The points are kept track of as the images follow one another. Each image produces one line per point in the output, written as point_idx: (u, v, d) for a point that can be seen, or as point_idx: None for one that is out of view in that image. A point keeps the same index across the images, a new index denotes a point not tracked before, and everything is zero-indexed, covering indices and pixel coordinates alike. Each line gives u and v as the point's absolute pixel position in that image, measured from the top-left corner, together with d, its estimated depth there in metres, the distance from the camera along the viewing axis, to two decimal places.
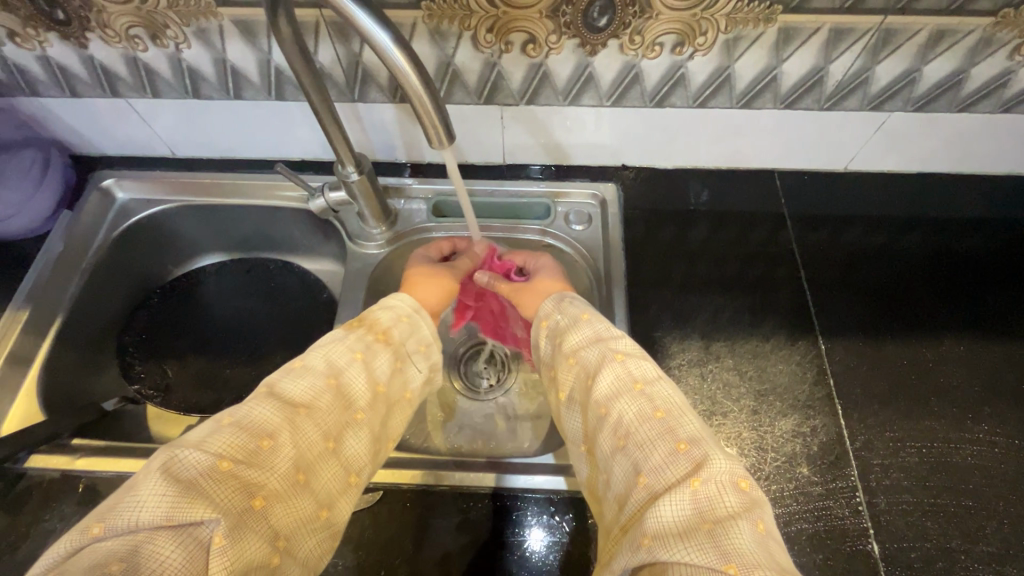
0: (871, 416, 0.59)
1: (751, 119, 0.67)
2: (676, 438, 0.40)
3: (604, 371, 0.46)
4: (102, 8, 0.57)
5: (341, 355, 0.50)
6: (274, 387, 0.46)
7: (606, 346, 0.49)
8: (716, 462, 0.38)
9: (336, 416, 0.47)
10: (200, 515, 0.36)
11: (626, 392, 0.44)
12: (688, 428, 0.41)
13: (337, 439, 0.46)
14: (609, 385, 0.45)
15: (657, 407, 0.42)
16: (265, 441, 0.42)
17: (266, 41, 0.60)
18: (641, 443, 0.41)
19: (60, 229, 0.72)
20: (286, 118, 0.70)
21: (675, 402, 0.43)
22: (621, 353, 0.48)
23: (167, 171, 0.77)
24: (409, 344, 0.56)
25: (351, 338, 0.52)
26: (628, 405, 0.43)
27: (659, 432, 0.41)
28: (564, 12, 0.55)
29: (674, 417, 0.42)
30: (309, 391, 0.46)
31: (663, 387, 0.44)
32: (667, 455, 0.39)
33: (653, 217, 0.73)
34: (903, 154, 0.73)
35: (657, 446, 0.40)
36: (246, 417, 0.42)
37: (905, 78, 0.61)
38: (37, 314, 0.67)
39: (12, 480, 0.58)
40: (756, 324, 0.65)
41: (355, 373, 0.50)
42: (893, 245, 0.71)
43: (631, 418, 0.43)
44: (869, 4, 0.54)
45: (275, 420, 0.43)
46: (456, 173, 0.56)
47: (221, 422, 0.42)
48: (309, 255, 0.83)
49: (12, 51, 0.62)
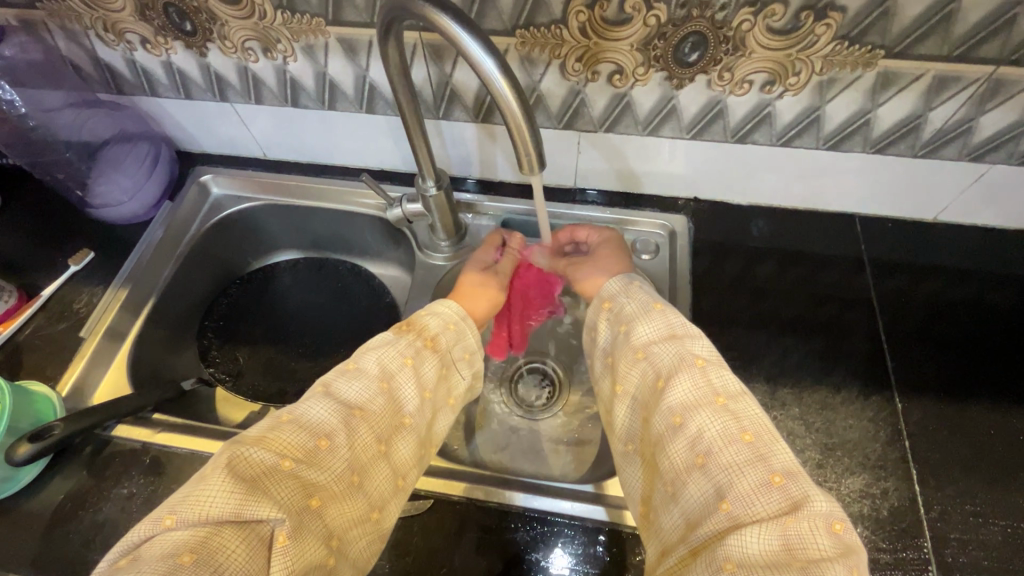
0: (950, 485, 0.55)
1: (837, 161, 0.65)
2: (770, 469, 0.39)
3: (680, 377, 0.45)
4: (225, 22, 0.62)
5: (392, 357, 0.51)
6: (329, 387, 0.48)
7: (681, 346, 0.47)
8: (815, 499, 0.37)
9: (388, 417, 0.49)
10: (265, 514, 0.39)
11: (708, 406, 0.43)
12: (783, 458, 0.39)
13: (388, 444, 0.48)
14: (684, 395, 0.44)
15: (744, 429, 0.41)
16: (322, 441, 0.44)
17: (366, 59, 0.63)
18: (724, 467, 0.40)
19: (162, 217, 0.78)
20: (372, 130, 0.74)
21: (762, 424, 0.42)
22: (701, 359, 0.46)
23: (258, 171, 0.83)
24: (455, 352, 0.57)
25: (402, 343, 0.53)
26: (710, 419, 0.42)
27: (749, 458, 0.40)
28: (655, 46, 0.56)
29: (765, 442, 0.40)
30: (364, 394, 0.48)
31: (745, 404, 0.43)
32: (758, 485, 0.38)
33: (723, 251, 0.72)
34: (1001, 208, 0.68)
35: (746, 472, 0.39)
36: (303, 417, 0.45)
37: (1012, 130, 0.57)
38: (133, 294, 0.73)
39: (99, 445, 0.63)
40: (826, 372, 0.63)
41: (405, 380, 0.50)
42: (982, 300, 0.67)
43: (714, 436, 0.41)
44: (980, 53, 0.52)
45: (332, 422, 0.45)
46: (541, 198, 0.55)
47: (279, 418, 0.45)
48: (378, 259, 0.87)
49: (142, 55, 0.69)
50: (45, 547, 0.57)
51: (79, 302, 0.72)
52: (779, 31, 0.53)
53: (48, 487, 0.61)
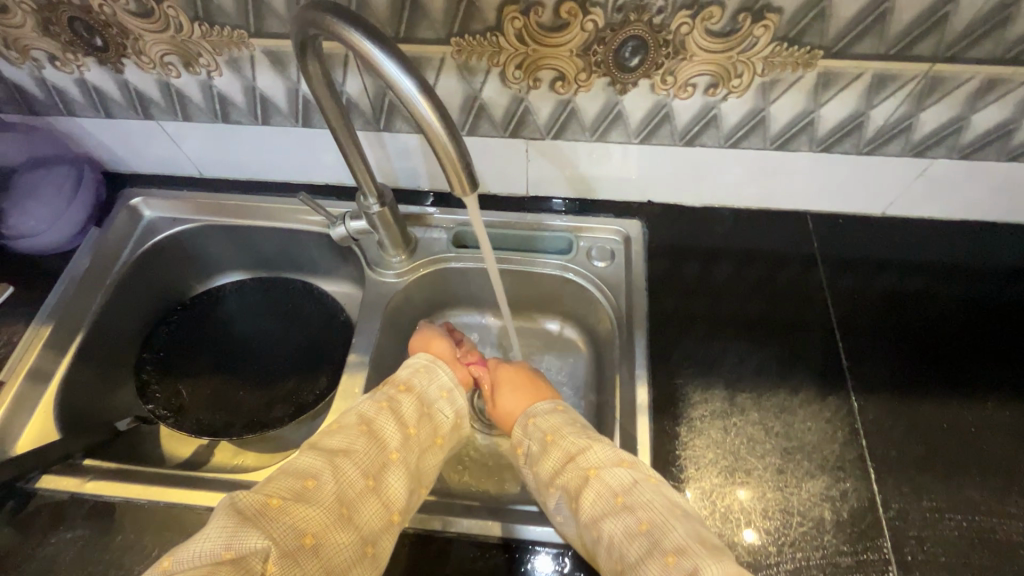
0: (907, 483, 0.56)
1: (785, 161, 0.65)
2: (664, 550, 0.41)
3: (585, 492, 0.48)
4: (139, 36, 0.58)
5: (369, 407, 0.53)
6: (316, 440, 0.50)
7: (576, 463, 0.50)
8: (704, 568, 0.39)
9: (375, 455, 0.49)
10: (255, 543, 0.39)
11: (609, 511, 0.46)
12: (676, 538, 0.42)
13: (377, 478, 0.48)
14: (593, 506, 0.47)
15: (641, 519, 0.44)
16: (309, 482, 0.45)
17: (296, 72, 0.60)
18: (635, 564, 0.42)
19: (89, 245, 0.73)
20: (312, 144, 0.70)
21: (654, 508, 0.44)
22: (593, 468, 0.49)
23: (193, 191, 0.78)
24: (430, 392, 0.57)
25: (373, 395, 0.54)
26: (614, 523, 0.45)
27: (648, 548, 0.42)
28: (595, 51, 0.54)
29: (660, 527, 0.43)
30: (345, 439, 0.49)
31: (642, 493, 0.46)
32: (660, 571, 0.40)
33: (678, 255, 0.71)
34: (944, 200, 0.69)
35: (650, 562, 0.41)
36: (292, 465, 0.46)
37: (952, 125, 0.58)
38: (58, 330, 0.68)
39: (23, 499, 0.58)
40: (784, 374, 0.62)
41: (384, 421, 0.52)
42: (930, 292, 0.68)
43: (620, 536, 0.44)
44: (916, 51, 0.51)
45: (317, 464, 0.46)
46: (478, 219, 0.53)
47: (273, 473, 0.46)
48: (329, 277, 0.84)
49: (52, 74, 0.64)
50: None
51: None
52: (719, 34, 0.52)
53: None
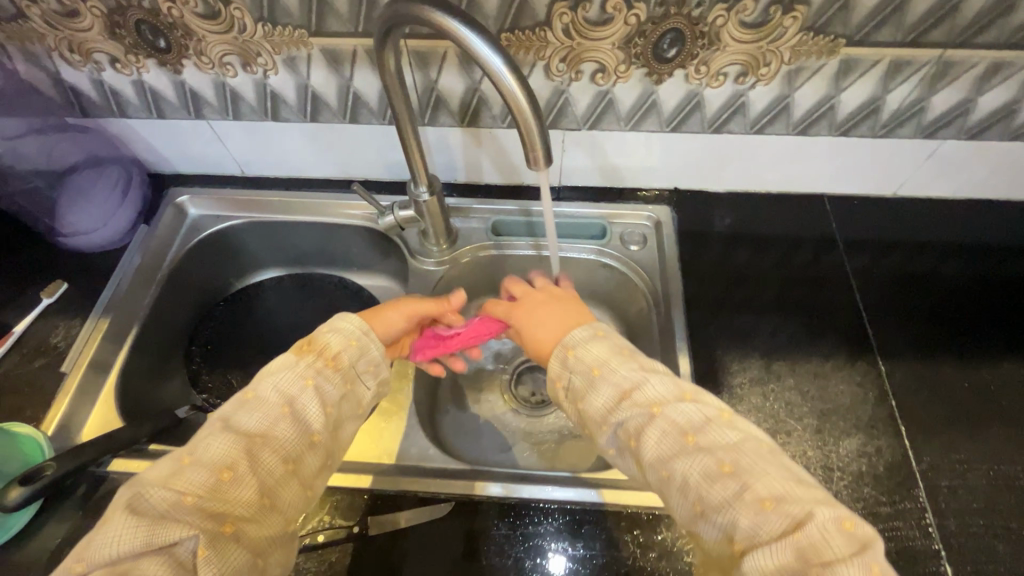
0: (936, 438, 0.60)
1: (807, 146, 0.69)
2: (757, 495, 0.38)
3: (648, 432, 0.43)
4: (202, 37, 0.61)
5: (291, 381, 0.46)
6: (228, 421, 0.44)
7: (633, 400, 0.45)
8: (815, 513, 0.36)
9: (298, 440, 0.45)
10: (177, 534, 0.37)
11: (680, 451, 0.41)
12: (768, 481, 0.38)
13: (298, 460, 0.45)
14: (659, 446, 0.42)
15: (722, 461, 0.40)
16: (225, 473, 0.41)
17: (350, 69, 0.63)
18: (719, 507, 0.39)
19: (138, 243, 0.75)
20: (357, 140, 0.73)
21: (736, 449, 0.41)
22: (656, 405, 0.44)
23: (236, 189, 0.81)
24: (359, 364, 0.51)
25: (301, 364, 0.48)
26: (689, 464, 0.41)
27: (735, 492, 0.39)
28: (635, 43, 0.58)
29: (746, 469, 0.39)
30: (263, 421, 0.44)
31: (715, 432, 0.42)
32: (754, 514, 0.37)
33: (706, 238, 0.75)
34: (951, 181, 0.74)
35: (738, 507, 0.38)
36: (201, 454, 0.41)
37: (961, 107, 0.63)
38: (114, 324, 0.70)
39: (94, 482, 0.59)
40: (814, 344, 0.66)
41: (308, 401, 0.46)
42: (942, 266, 0.73)
43: (697, 478, 0.40)
44: (930, 38, 0.56)
45: (232, 453, 0.42)
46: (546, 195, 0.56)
47: (182, 461, 0.41)
48: (366, 270, 0.86)
49: (110, 76, 0.66)
50: None
51: (57, 336, 0.69)
52: (751, 25, 0.56)
53: (39, 533, 0.57)
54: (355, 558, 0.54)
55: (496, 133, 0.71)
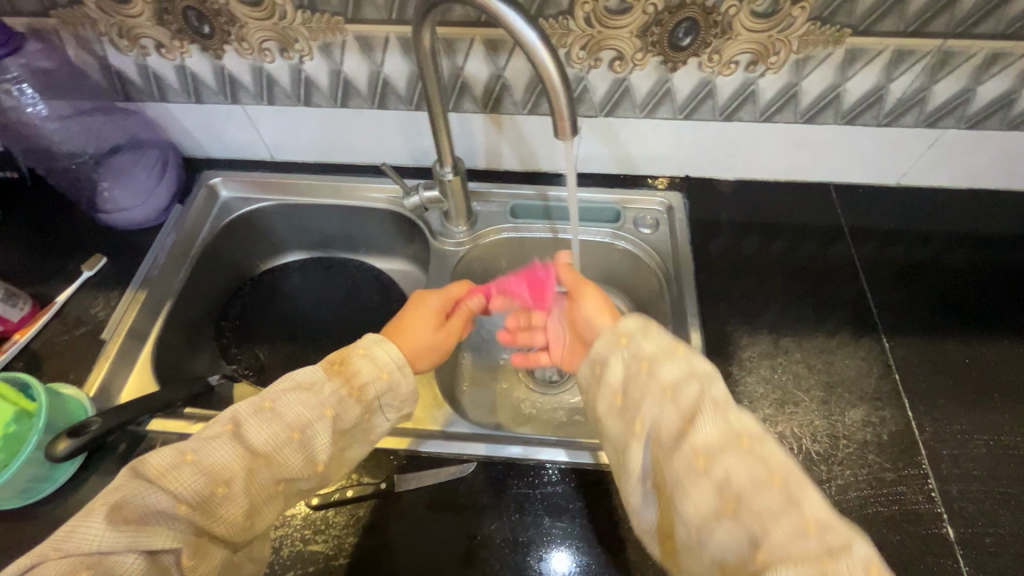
0: (938, 410, 0.62)
1: (813, 134, 0.72)
2: (803, 515, 0.35)
3: (704, 417, 0.40)
4: (245, 23, 0.65)
5: (311, 407, 0.47)
6: (239, 427, 0.45)
7: (704, 382, 0.42)
8: (855, 547, 0.33)
9: (298, 469, 0.47)
10: (163, 544, 0.40)
11: (732, 447, 0.38)
12: (815, 504, 0.35)
13: (289, 483, 0.47)
14: (709, 434, 0.39)
15: (773, 472, 0.37)
16: (219, 488, 0.43)
17: (381, 54, 0.67)
18: (756, 513, 0.36)
19: (172, 221, 0.79)
20: (383, 126, 0.77)
21: (788, 465, 0.37)
22: (722, 400, 0.41)
23: (265, 173, 0.84)
24: (382, 398, 0.52)
25: (325, 391, 0.48)
26: (735, 462, 0.37)
27: (781, 505, 0.35)
28: (652, 32, 0.62)
29: (794, 486, 0.36)
30: (271, 440, 0.46)
31: (770, 445, 0.38)
32: (792, 533, 0.34)
33: (716, 223, 0.78)
34: (953, 169, 0.77)
35: (779, 519, 0.35)
36: (205, 459, 0.43)
37: (960, 96, 0.66)
38: (150, 297, 0.73)
39: (133, 441, 0.62)
40: (820, 322, 0.69)
41: (320, 431, 0.47)
42: (945, 251, 0.75)
43: (740, 479, 0.37)
44: (931, 29, 0.60)
45: (232, 467, 0.44)
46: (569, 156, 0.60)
47: (183, 457, 0.43)
48: (386, 253, 0.89)
49: (155, 61, 0.71)
50: None
51: (97, 306, 0.72)
52: (761, 15, 0.60)
53: (82, 487, 0.59)
54: (382, 514, 0.57)
55: (516, 119, 0.75)
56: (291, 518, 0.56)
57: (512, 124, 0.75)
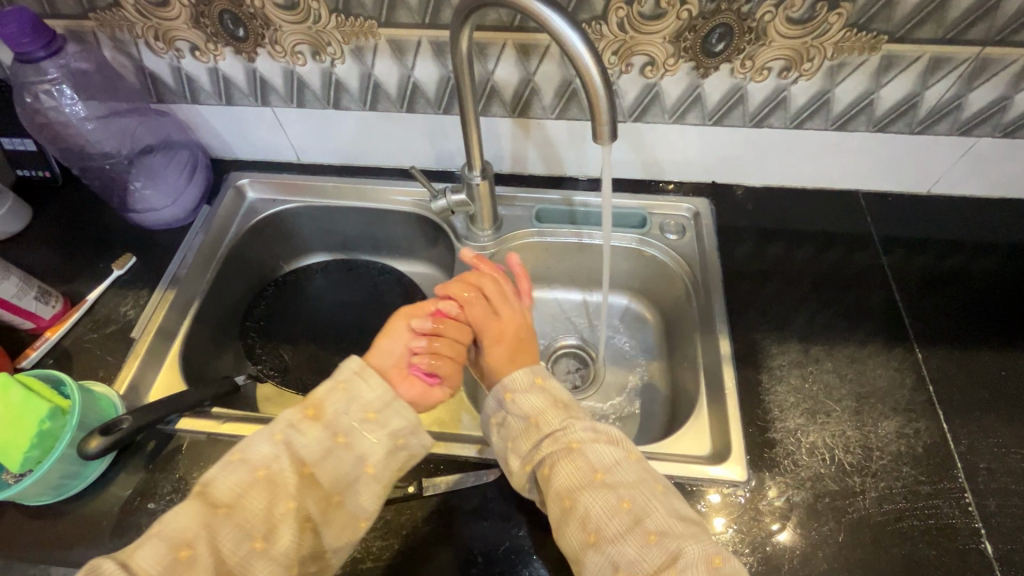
0: (974, 423, 0.61)
1: (844, 141, 0.72)
2: (646, 529, 0.45)
3: (563, 464, 0.49)
4: (279, 27, 0.66)
5: (266, 441, 0.47)
6: (204, 485, 0.45)
7: (560, 433, 0.51)
8: (688, 549, 0.43)
9: (266, 513, 0.45)
10: None
11: (588, 487, 0.47)
12: (657, 519, 0.45)
13: (266, 536, 0.44)
14: (570, 478, 0.48)
15: (623, 497, 0.46)
16: (181, 552, 0.41)
17: (412, 58, 0.68)
18: (612, 539, 0.45)
19: (200, 222, 0.80)
20: (411, 129, 0.77)
21: (633, 487, 0.47)
22: (576, 442, 0.50)
23: (292, 175, 0.85)
24: (351, 415, 0.49)
25: (277, 420, 0.48)
26: (593, 499, 0.46)
27: (629, 526, 0.45)
28: (685, 38, 0.62)
29: (640, 505, 0.46)
30: (235, 488, 0.45)
31: (620, 472, 0.48)
32: (640, 547, 0.44)
33: (743, 230, 0.78)
34: (986, 178, 0.76)
35: (629, 540, 0.44)
36: (166, 526, 0.43)
37: (996, 104, 0.65)
38: (178, 296, 0.73)
39: (162, 440, 0.63)
40: (851, 331, 0.68)
41: (283, 462, 0.46)
42: (978, 261, 0.74)
43: (598, 512, 0.46)
44: (968, 36, 0.59)
45: (193, 527, 0.43)
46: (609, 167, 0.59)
47: (149, 531, 0.43)
48: (409, 257, 0.89)
49: (189, 63, 0.72)
50: (114, 545, 0.56)
51: (127, 305, 0.73)
52: (797, 21, 0.60)
53: (112, 484, 0.60)
54: (409, 518, 0.56)
55: (544, 124, 0.75)
56: None
57: (539, 129, 0.75)
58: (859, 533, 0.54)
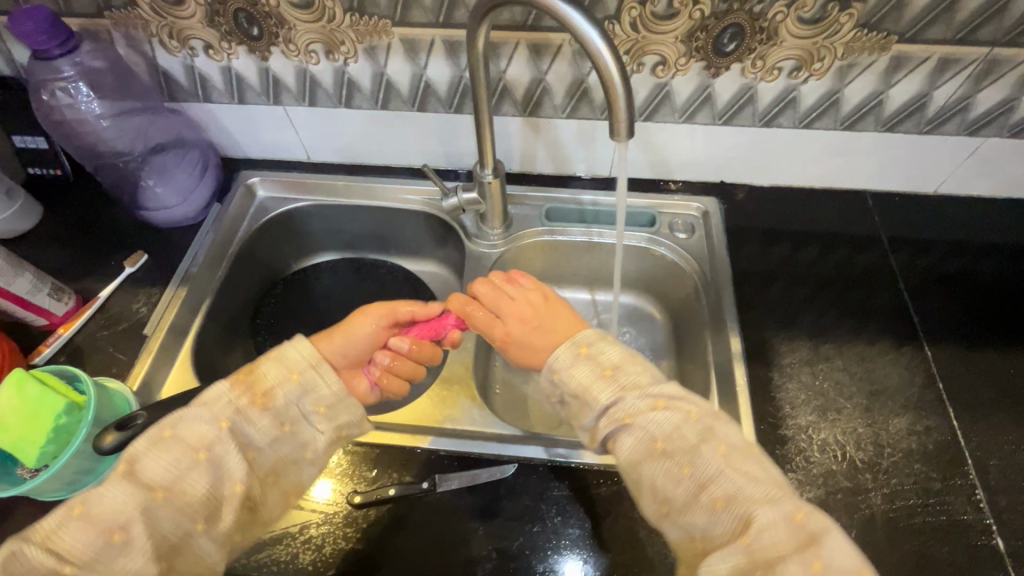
0: (984, 420, 0.61)
1: (852, 140, 0.72)
2: (713, 497, 0.41)
3: (621, 438, 0.45)
4: (293, 25, 0.67)
5: (207, 424, 0.44)
6: (134, 466, 0.43)
7: (609, 404, 0.45)
8: (762, 514, 0.39)
9: (208, 497, 0.43)
10: None
11: (649, 458, 0.43)
12: (725, 483, 0.41)
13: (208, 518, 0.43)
14: (630, 451, 0.44)
15: (685, 465, 0.42)
16: (115, 535, 0.40)
17: (425, 58, 0.68)
18: (681, 509, 0.42)
19: (212, 220, 0.80)
20: (422, 128, 0.78)
21: (695, 450, 0.42)
22: (629, 414, 0.44)
23: (302, 174, 0.85)
24: (303, 405, 0.48)
25: (222, 402, 0.45)
26: (655, 471, 0.43)
27: (694, 495, 0.42)
28: (697, 37, 0.63)
29: (705, 469, 0.42)
30: (171, 471, 0.43)
31: (682, 435, 0.43)
32: (710, 516, 0.41)
33: (751, 230, 0.78)
34: (993, 178, 0.77)
35: (696, 510, 0.41)
36: (95, 508, 0.40)
37: (1004, 105, 0.66)
38: (190, 294, 0.74)
39: None
40: (860, 329, 0.69)
41: (227, 448, 0.44)
42: (985, 261, 0.75)
43: (661, 482, 0.43)
44: (977, 36, 0.60)
45: (129, 509, 0.41)
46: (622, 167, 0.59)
47: (72, 511, 0.40)
48: (418, 256, 0.90)
49: (202, 62, 0.72)
50: None
51: (138, 302, 0.73)
52: (808, 21, 0.60)
53: None
54: (422, 514, 0.56)
55: (554, 124, 0.75)
56: (333, 516, 0.56)
57: (549, 129, 0.76)
58: (872, 529, 0.54)
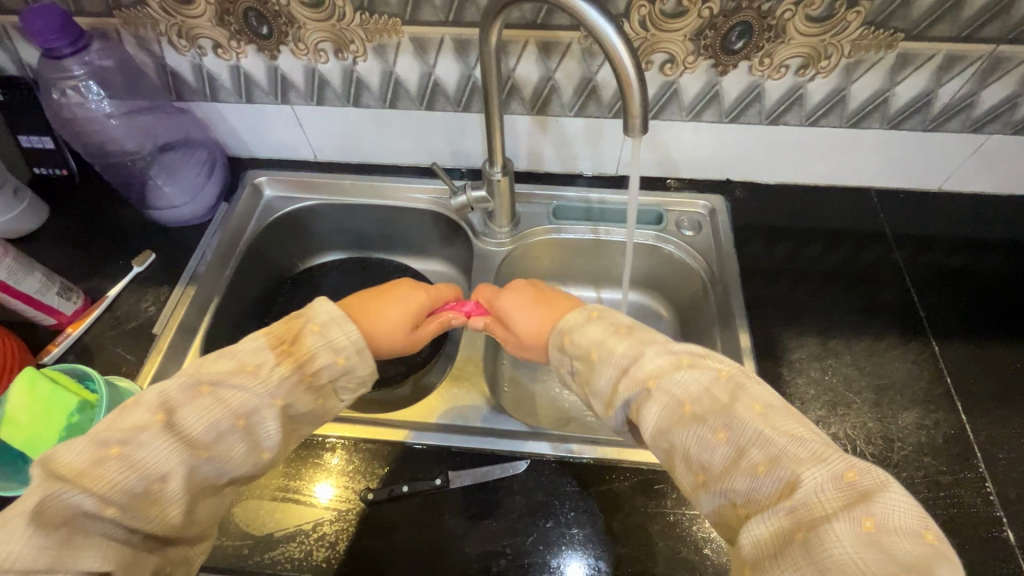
0: (991, 414, 0.62)
1: (858, 138, 0.73)
2: (749, 458, 0.38)
3: (648, 404, 0.43)
4: (303, 24, 0.67)
5: (259, 395, 0.42)
6: (173, 417, 0.40)
7: (631, 370, 0.44)
8: (807, 473, 0.36)
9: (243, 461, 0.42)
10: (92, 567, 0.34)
11: (678, 422, 0.41)
12: (760, 442, 0.38)
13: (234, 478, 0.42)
14: (657, 419, 0.42)
15: (717, 427, 0.40)
16: (154, 485, 0.38)
17: (434, 56, 0.68)
18: (719, 477, 0.39)
19: (219, 219, 0.80)
20: (430, 127, 0.78)
21: (726, 411, 0.40)
22: (653, 379, 0.43)
23: (309, 173, 0.85)
24: (340, 384, 0.46)
25: (275, 377, 0.43)
26: (685, 435, 0.41)
27: (731, 458, 0.39)
28: (705, 36, 0.63)
29: (737, 430, 0.39)
30: (211, 428, 0.40)
31: (710, 397, 0.41)
32: (748, 479, 0.38)
33: (757, 227, 0.79)
34: (995, 176, 0.77)
35: (734, 474, 0.38)
36: (136, 455, 0.38)
37: (1007, 102, 0.67)
38: (199, 293, 0.74)
39: None
40: (867, 325, 0.69)
41: (270, 420, 0.42)
42: (989, 257, 0.75)
43: (693, 448, 0.40)
44: (983, 33, 0.61)
45: (171, 464, 0.39)
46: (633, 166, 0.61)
47: (108, 452, 0.37)
48: (425, 255, 0.90)
49: (211, 61, 0.72)
50: None
51: (148, 301, 0.73)
52: (817, 19, 0.61)
53: None
54: (435, 511, 0.57)
55: (562, 122, 0.76)
56: (347, 513, 0.56)
57: (557, 127, 0.76)
58: None
